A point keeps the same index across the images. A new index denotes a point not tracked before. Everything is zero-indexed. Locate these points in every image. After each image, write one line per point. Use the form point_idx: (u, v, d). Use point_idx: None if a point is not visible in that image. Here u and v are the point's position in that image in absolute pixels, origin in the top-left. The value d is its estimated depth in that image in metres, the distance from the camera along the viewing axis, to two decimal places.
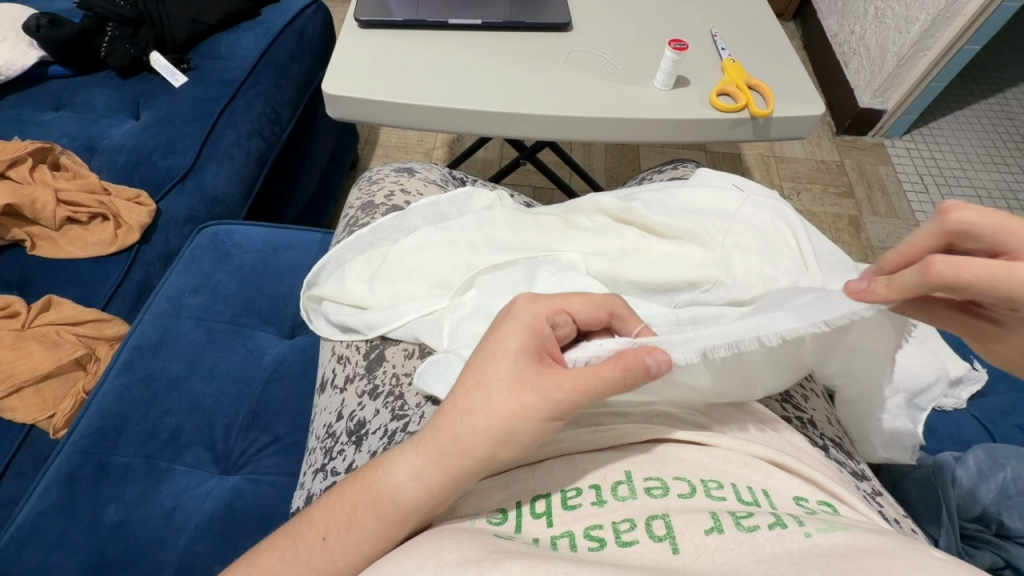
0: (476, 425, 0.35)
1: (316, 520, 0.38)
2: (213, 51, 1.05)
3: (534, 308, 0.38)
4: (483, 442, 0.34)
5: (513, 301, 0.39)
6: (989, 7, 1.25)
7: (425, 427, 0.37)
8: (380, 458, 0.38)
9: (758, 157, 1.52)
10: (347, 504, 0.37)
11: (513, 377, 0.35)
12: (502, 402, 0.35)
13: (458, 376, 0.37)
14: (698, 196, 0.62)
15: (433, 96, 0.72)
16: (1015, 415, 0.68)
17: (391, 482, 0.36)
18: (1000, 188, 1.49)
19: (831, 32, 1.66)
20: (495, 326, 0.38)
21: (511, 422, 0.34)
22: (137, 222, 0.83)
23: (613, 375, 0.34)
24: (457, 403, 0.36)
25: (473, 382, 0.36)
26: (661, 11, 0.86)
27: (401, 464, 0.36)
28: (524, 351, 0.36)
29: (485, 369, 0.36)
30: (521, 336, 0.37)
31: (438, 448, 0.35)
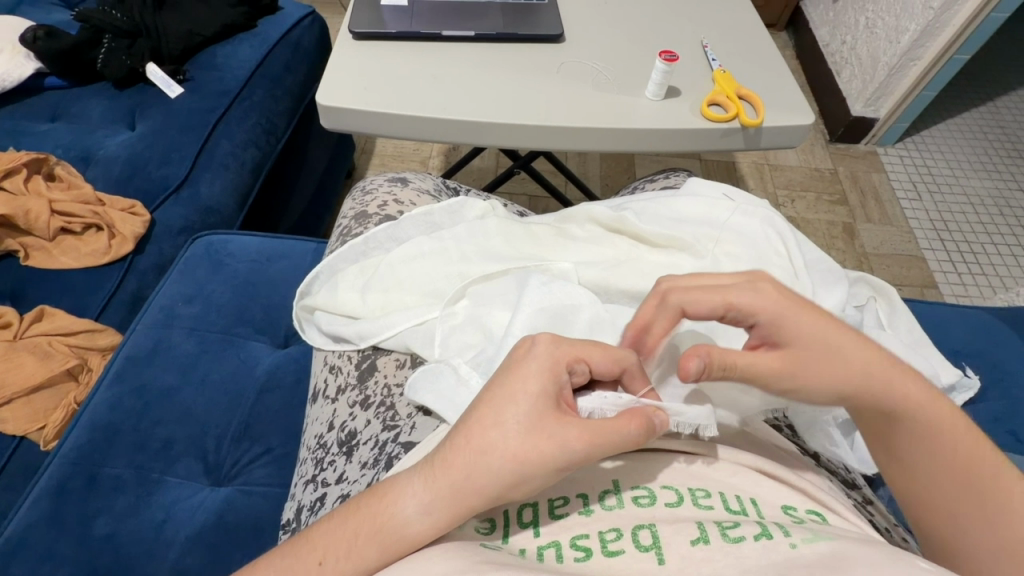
0: (491, 466, 0.33)
1: (312, 548, 0.35)
2: (209, 62, 1.06)
3: (557, 351, 0.36)
4: (497, 484, 0.33)
5: (532, 336, 0.37)
6: (979, 16, 1.26)
7: (434, 458, 0.35)
8: (382, 484, 0.36)
9: (752, 165, 1.53)
10: (347, 533, 0.34)
11: (533, 422, 0.33)
12: (519, 446, 0.33)
13: (473, 411, 0.35)
14: (690, 205, 0.62)
15: (427, 107, 0.73)
16: (1006, 421, 0.69)
17: (397, 513, 0.34)
18: (992, 196, 1.50)
19: (823, 42, 1.68)
20: (515, 365, 0.35)
21: (527, 468, 0.33)
22: (131, 232, 0.83)
23: (631, 433, 0.35)
24: (472, 441, 0.34)
25: (491, 421, 0.34)
26: (653, 22, 0.87)
27: (408, 494, 0.34)
28: (544, 395, 0.34)
29: (504, 409, 0.34)
30: (543, 380, 0.35)
31: (449, 483, 0.33)
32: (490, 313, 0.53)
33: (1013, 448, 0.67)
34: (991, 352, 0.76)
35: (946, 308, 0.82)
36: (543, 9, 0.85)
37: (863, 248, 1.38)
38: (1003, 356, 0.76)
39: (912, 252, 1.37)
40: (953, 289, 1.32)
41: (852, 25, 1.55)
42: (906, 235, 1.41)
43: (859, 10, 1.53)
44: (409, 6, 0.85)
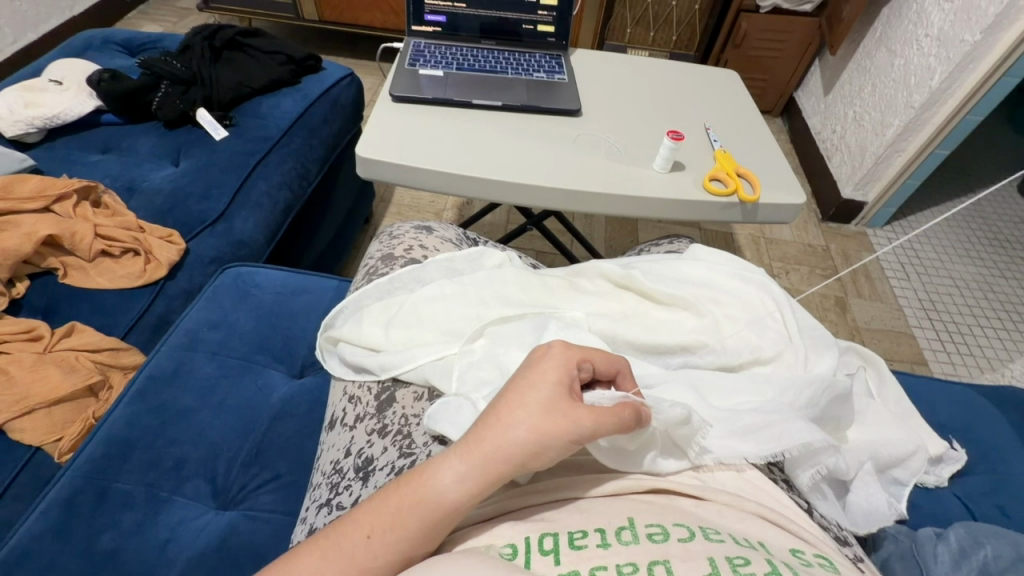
0: (515, 436, 0.39)
1: (362, 520, 0.40)
2: (254, 111, 1.15)
3: (568, 352, 0.44)
4: (521, 452, 0.39)
5: (548, 343, 0.45)
6: (952, 122, 1.38)
7: (467, 438, 0.41)
8: (420, 466, 0.42)
9: (749, 237, 1.62)
10: (392, 505, 0.40)
11: (549, 401, 0.40)
12: (540, 421, 0.39)
13: (500, 397, 0.42)
14: (692, 268, 0.68)
15: (455, 164, 0.80)
16: (993, 495, 0.71)
17: (436, 486, 0.39)
18: (976, 280, 1.58)
19: (815, 130, 1.83)
20: (535, 362, 0.43)
21: (545, 439, 0.39)
22: (166, 259, 0.88)
23: (628, 417, 0.42)
24: (500, 419, 0.40)
25: (515, 402, 0.41)
26: (662, 104, 0.97)
27: (445, 468, 0.40)
28: (559, 384, 0.42)
29: (526, 393, 0.41)
30: (557, 371, 0.42)
31: (480, 454, 0.39)
32: (505, 353, 0.57)
33: (1001, 522, 0.69)
34: (976, 427, 0.79)
35: (933, 382, 0.86)
36: (564, 87, 0.95)
37: (855, 322, 1.43)
38: (987, 430, 0.79)
39: (901, 329, 1.43)
40: (942, 367, 1.36)
41: (842, 117, 1.70)
42: (896, 312, 1.47)
43: (847, 105, 1.68)
44: (443, 76, 0.95)
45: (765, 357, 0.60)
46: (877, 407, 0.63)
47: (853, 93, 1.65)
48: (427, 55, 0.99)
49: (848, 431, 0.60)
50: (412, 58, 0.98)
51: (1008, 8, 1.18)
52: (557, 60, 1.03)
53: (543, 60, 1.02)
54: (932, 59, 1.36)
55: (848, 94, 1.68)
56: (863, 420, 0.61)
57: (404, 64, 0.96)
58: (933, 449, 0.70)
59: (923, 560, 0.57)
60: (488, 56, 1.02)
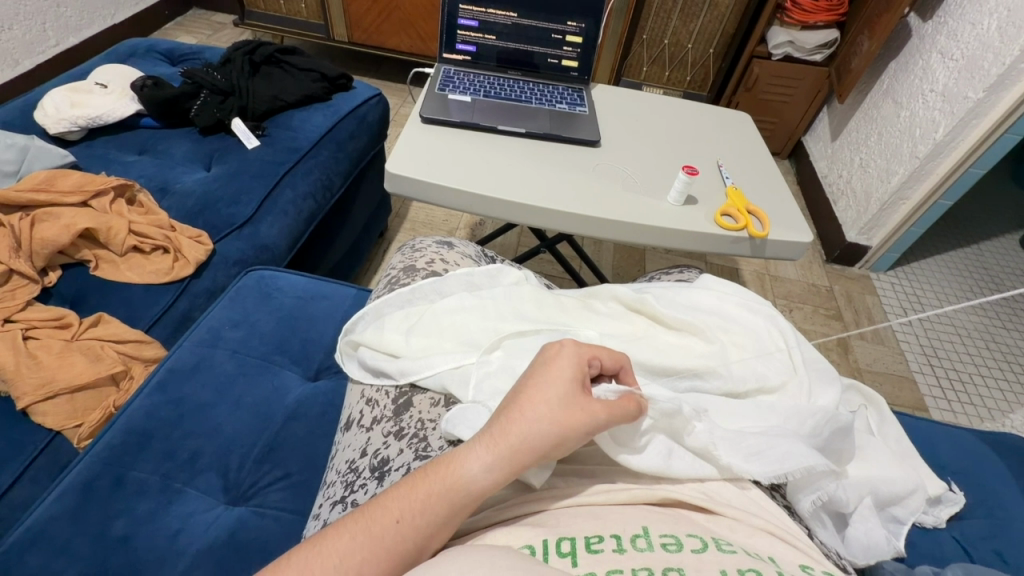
0: (538, 430, 0.42)
1: (391, 506, 0.42)
2: (286, 123, 1.21)
3: (579, 351, 0.48)
4: (545, 444, 0.42)
5: (560, 343, 0.49)
6: (958, 171, 1.41)
7: (492, 429, 0.44)
8: (444, 457, 0.44)
9: (754, 273, 1.66)
10: (421, 491, 0.42)
11: (567, 398, 0.44)
12: (561, 414, 0.43)
13: (522, 391, 0.45)
14: (701, 296, 0.71)
15: (479, 185, 0.84)
16: (992, 540, 0.72)
17: (465, 474, 0.42)
18: (978, 329, 1.60)
19: (822, 174, 1.88)
20: (551, 360, 0.46)
21: (566, 432, 0.43)
22: (193, 258, 0.92)
23: (632, 410, 0.46)
24: (524, 412, 0.43)
25: (536, 398, 0.44)
26: (677, 141, 1.02)
27: (472, 458, 0.42)
28: (575, 381, 0.45)
29: (547, 388, 0.44)
30: (571, 369, 0.46)
31: (507, 447, 0.42)
32: (521, 365, 0.59)
33: (999, 567, 0.69)
34: (975, 472, 0.80)
35: (933, 425, 0.87)
36: (584, 119, 1.00)
37: (856, 363, 1.45)
38: (989, 476, 0.80)
39: (902, 373, 1.44)
40: (943, 413, 1.37)
41: (848, 163, 1.75)
42: (898, 356, 1.49)
43: (854, 151, 1.73)
44: (471, 102, 1.00)
45: (771, 385, 0.62)
46: (878, 444, 0.64)
47: (860, 141, 1.71)
48: (457, 81, 1.05)
49: (848, 464, 0.60)
50: (442, 83, 1.03)
51: (1010, 70, 1.24)
52: (579, 93, 1.08)
53: (565, 93, 1.08)
54: (937, 113, 1.41)
55: (855, 141, 1.74)
56: (863, 455, 0.62)
57: (434, 88, 1.01)
58: (931, 490, 0.71)
59: None
60: (514, 86, 1.07)
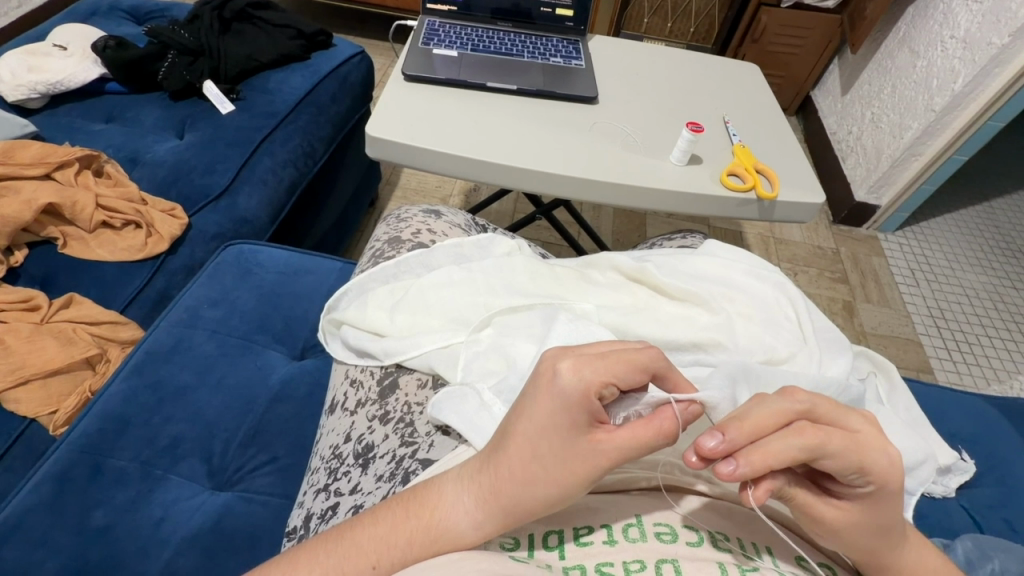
0: (534, 490, 0.36)
1: (365, 551, 0.37)
2: (262, 86, 1.13)
3: (583, 380, 0.35)
4: (544, 501, 0.36)
5: (556, 364, 0.36)
6: (975, 124, 1.34)
7: (484, 480, 0.37)
8: (428, 498, 0.38)
9: (758, 237, 1.60)
10: (400, 542, 0.37)
11: (568, 450, 0.35)
12: (563, 474, 0.35)
13: (515, 437, 0.36)
14: (707, 264, 0.66)
15: (466, 148, 0.78)
16: (1003, 509, 0.68)
17: (452, 530, 0.37)
18: (986, 291, 1.55)
19: (831, 130, 1.80)
20: (543, 396, 0.36)
21: (567, 488, 0.36)
22: (167, 233, 0.87)
23: (663, 439, 0.35)
24: (518, 468, 0.36)
25: (531, 452, 0.36)
26: (681, 96, 0.94)
27: (459, 511, 0.37)
28: (580, 428, 0.35)
29: (544, 440, 0.36)
30: (571, 412, 0.35)
31: (498, 506, 0.36)
32: (513, 343, 0.55)
33: (1008, 537, 0.66)
34: (989, 437, 0.76)
35: (944, 390, 0.82)
36: (580, 74, 0.93)
37: (861, 327, 1.41)
38: (1002, 443, 0.76)
39: (908, 336, 1.41)
40: (947, 376, 1.34)
41: (859, 118, 1.66)
42: (903, 318, 1.45)
43: (865, 106, 1.64)
44: (457, 57, 0.92)
45: (780, 357, 0.57)
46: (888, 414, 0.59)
47: (871, 94, 1.62)
48: (442, 35, 0.96)
49: None
50: (426, 37, 0.95)
51: None
52: (574, 45, 1.00)
53: (560, 45, 0.99)
54: (956, 61, 1.32)
55: (867, 94, 1.65)
56: None
57: (418, 42, 0.93)
58: (941, 459, 0.67)
59: None
60: (505, 38, 0.99)
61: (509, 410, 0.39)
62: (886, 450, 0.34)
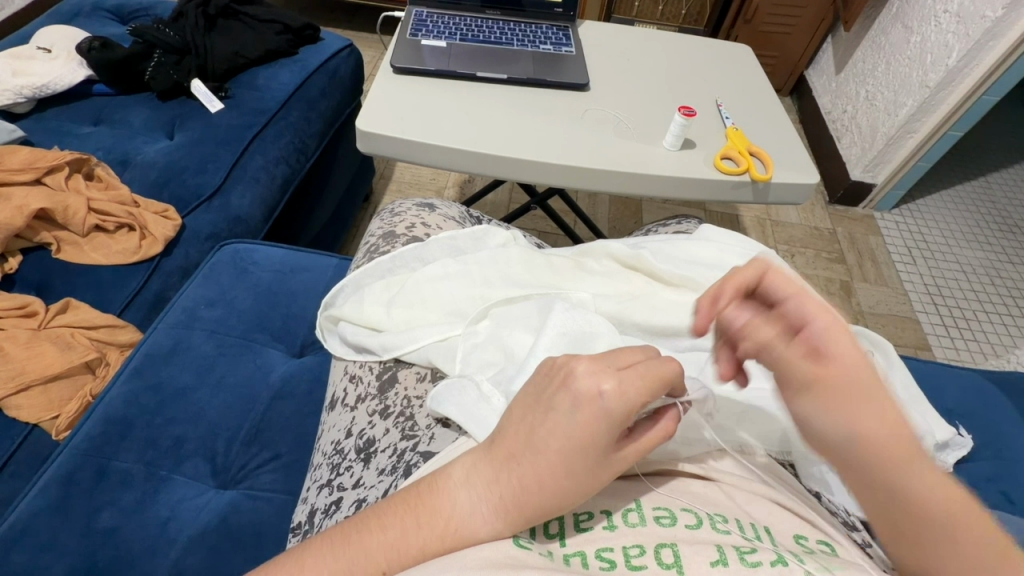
0: (561, 501, 0.36)
1: (378, 564, 0.36)
2: (250, 82, 1.12)
3: (628, 404, 0.35)
4: (567, 509, 0.37)
5: (601, 385, 0.35)
6: (969, 100, 1.34)
7: (505, 496, 0.36)
8: (437, 510, 0.37)
9: (755, 220, 1.60)
10: (414, 558, 0.36)
11: (598, 466, 0.36)
12: (586, 486, 0.36)
13: (545, 454, 0.36)
14: (702, 249, 0.66)
15: (459, 140, 0.78)
16: (1000, 481, 0.69)
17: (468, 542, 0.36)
18: (983, 266, 1.55)
19: (825, 109, 1.79)
20: (584, 419, 0.35)
21: (589, 495, 0.37)
22: (161, 234, 0.87)
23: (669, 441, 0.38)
24: (545, 485, 0.36)
25: (562, 471, 0.35)
26: (673, 80, 0.94)
27: (479, 522, 0.36)
28: (611, 445, 0.36)
29: (575, 457, 0.35)
30: (613, 431, 0.35)
31: (521, 517, 0.36)
32: (510, 334, 0.55)
33: (1005, 508, 0.67)
34: (984, 411, 0.77)
35: (941, 366, 0.83)
36: (571, 60, 0.92)
37: (859, 307, 1.42)
38: (999, 415, 0.76)
39: (905, 314, 1.41)
40: (946, 352, 1.35)
41: (853, 97, 1.66)
42: (901, 296, 1.46)
43: (859, 84, 1.63)
44: (447, 47, 0.91)
45: None
46: None
47: (866, 72, 1.61)
48: (429, 25, 0.95)
49: None
50: (414, 28, 0.94)
51: None
52: (564, 32, 0.99)
53: (550, 32, 0.98)
54: (951, 36, 1.31)
55: (861, 72, 1.63)
56: None
57: (406, 34, 0.92)
58: (940, 435, 0.68)
59: None
60: (494, 27, 0.98)
61: (530, 421, 0.37)
62: (844, 338, 0.36)
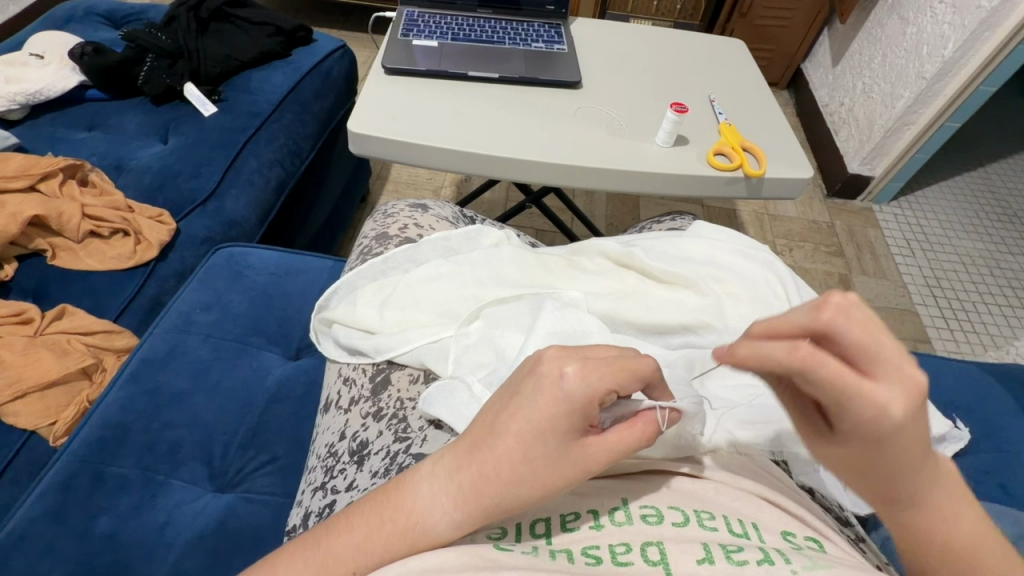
0: (521, 492, 0.35)
1: (342, 558, 0.37)
2: (243, 85, 1.11)
3: (589, 388, 0.35)
4: (528, 503, 0.36)
5: (562, 367, 0.36)
6: (966, 91, 1.33)
7: (466, 484, 0.36)
8: (405, 499, 0.38)
9: (753, 214, 1.60)
10: (376, 547, 0.36)
11: (560, 455, 0.35)
12: (547, 477, 0.35)
13: (503, 440, 0.36)
14: (694, 246, 0.65)
15: (450, 140, 0.78)
16: (998, 474, 0.69)
17: (430, 532, 0.36)
18: (982, 257, 1.55)
19: (822, 102, 1.78)
20: (542, 401, 0.35)
21: (554, 490, 0.36)
22: (156, 239, 0.87)
23: (644, 442, 0.37)
24: (502, 471, 0.35)
25: (518, 455, 0.35)
26: (665, 76, 0.94)
27: (437, 512, 0.36)
28: (571, 431, 0.35)
29: (532, 441, 0.35)
30: (571, 415, 0.35)
31: (479, 506, 0.36)
32: (502, 334, 0.55)
33: (1003, 501, 0.67)
34: (982, 404, 0.76)
35: (939, 359, 0.82)
36: (563, 58, 0.92)
37: (858, 300, 1.41)
38: (997, 408, 0.76)
39: (905, 307, 1.41)
40: (945, 344, 1.34)
41: (850, 89, 1.65)
42: (900, 289, 1.45)
43: (856, 76, 1.63)
44: (438, 47, 0.91)
45: None
46: None
47: (862, 64, 1.60)
48: (421, 25, 0.95)
49: None
50: (405, 28, 0.94)
51: None
52: (556, 29, 0.99)
53: (542, 29, 0.98)
54: (946, 27, 1.30)
55: (857, 64, 1.63)
56: None
57: (397, 34, 0.92)
58: (937, 428, 0.67)
59: None
60: (485, 26, 0.98)
61: (495, 408, 0.38)
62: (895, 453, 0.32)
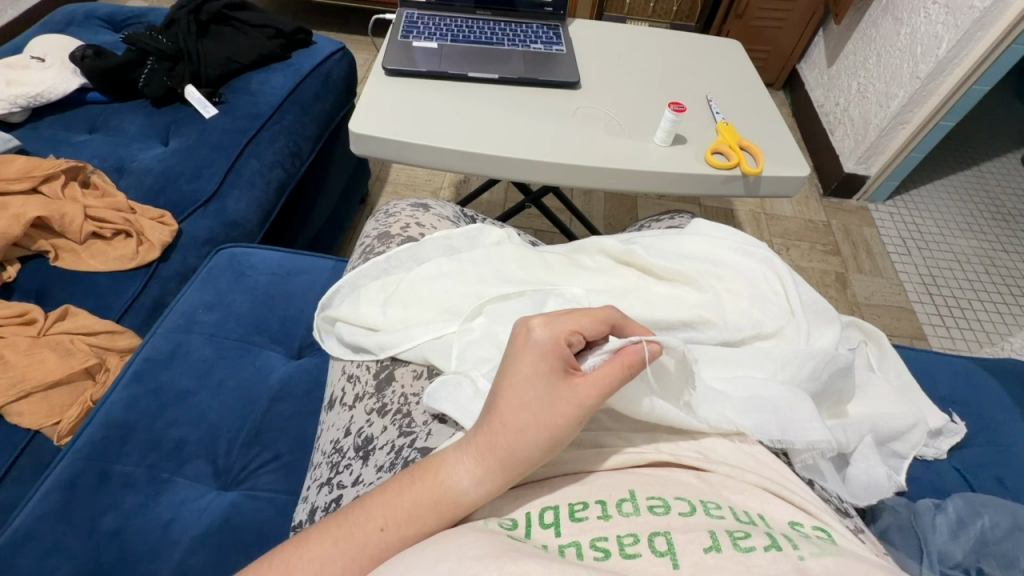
0: (526, 437, 0.39)
1: (371, 516, 0.40)
2: (244, 88, 1.12)
3: (551, 330, 0.42)
4: (535, 444, 0.39)
5: (528, 324, 0.43)
6: (959, 91, 1.35)
7: (481, 436, 0.40)
8: (430, 462, 0.42)
9: (750, 213, 1.61)
10: (404, 502, 0.39)
11: (551, 394, 0.39)
12: (546, 416, 0.39)
13: (500, 392, 0.41)
14: (694, 243, 0.66)
15: (449, 140, 0.78)
16: (993, 466, 0.70)
17: (452, 485, 0.39)
18: (978, 255, 1.56)
19: (818, 102, 1.80)
20: (520, 349, 0.42)
21: (556, 432, 0.39)
22: (158, 240, 0.87)
23: (624, 370, 0.39)
24: (506, 417, 0.40)
25: (517, 399, 0.40)
26: (663, 77, 0.95)
27: (456, 465, 0.40)
28: (554, 371, 0.40)
29: (524, 386, 0.40)
30: (549, 358, 0.41)
31: (493, 453, 0.39)
32: (505, 331, 0.56)
33: (1000, 494, 0.67)
34: (977, 398, 0.77)
35: (937, 356, 0.83)
36: (562, 59, 0.92)
37: (855, 298, 1.43)
38: (994, 403, 0.77)
39: (901, 304, 1.42)
40: (941, 341, 1.36)
41: (846, 89, 1.66)
42: (897, 287, 1.46)
43: (852, 76, 1.64)
44: (438, 49, 0.92)
45: (767, 331, 0.58)
46: (877, 381, 0.60)
47: (857, 64, 1.61)
48: (421, 27, 0.96)
49: (848, 406, 0.58)
50: (405, 30, 0.94)
51: None
52: (554, 31, 1.00)
53: (540, 31, 0.99)
54: (939, 27, 1.32)
55: (852, 65, 1.64)
56: (863, 394, 0.59)
57: (396, 36, 0.93)
58: (933, 422, 0.68)
59: (922, 531, 0.55)
60: (484, 27, 0.98)
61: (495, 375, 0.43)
62: None
